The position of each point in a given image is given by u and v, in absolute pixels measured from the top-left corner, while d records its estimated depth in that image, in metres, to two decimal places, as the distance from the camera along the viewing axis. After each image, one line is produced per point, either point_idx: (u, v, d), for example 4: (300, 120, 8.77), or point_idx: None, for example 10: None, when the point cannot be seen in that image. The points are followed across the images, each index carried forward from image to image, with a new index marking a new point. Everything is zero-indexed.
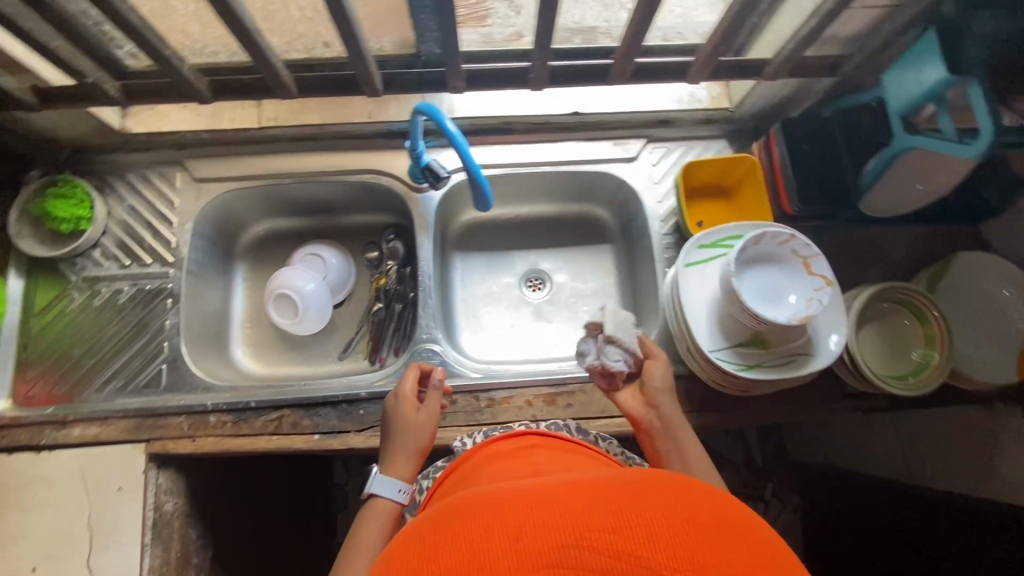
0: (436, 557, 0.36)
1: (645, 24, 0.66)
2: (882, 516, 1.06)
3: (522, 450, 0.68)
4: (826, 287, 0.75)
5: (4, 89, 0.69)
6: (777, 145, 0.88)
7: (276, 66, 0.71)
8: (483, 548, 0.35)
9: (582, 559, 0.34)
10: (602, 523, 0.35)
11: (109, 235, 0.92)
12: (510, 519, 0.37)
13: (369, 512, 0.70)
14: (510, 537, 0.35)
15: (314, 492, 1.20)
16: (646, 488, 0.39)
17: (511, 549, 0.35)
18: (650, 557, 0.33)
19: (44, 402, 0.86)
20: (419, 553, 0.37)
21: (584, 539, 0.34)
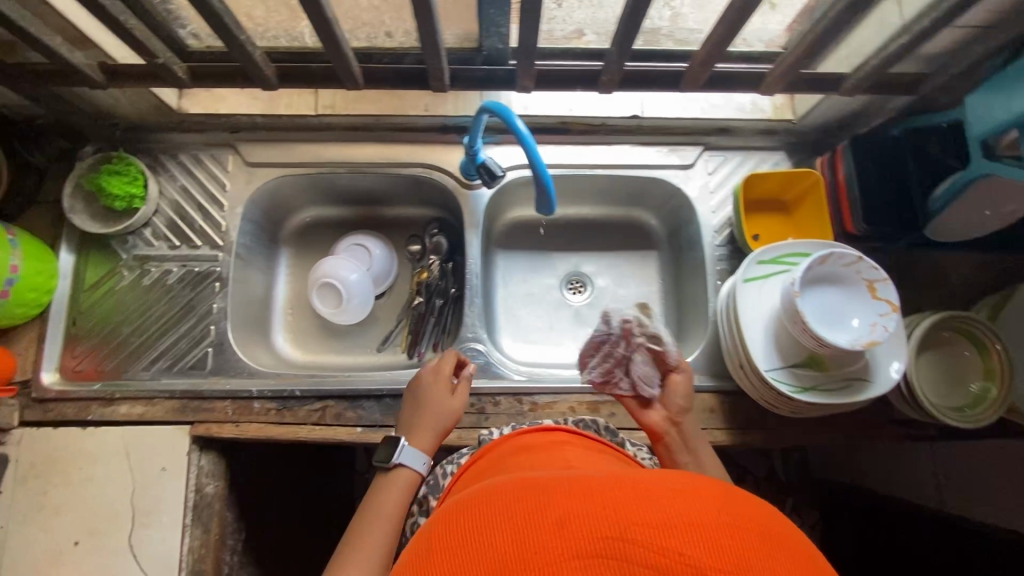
0: (475, 544, 0.35)
1: (732, 33, 0.64)
2: (915, 543, 1.05)
3: (555, 444, 0.67)
4: (891, 313, 0.73)
5: (74, 66, 0.68)
6: (842, 163, 0.87)
7: (347, 56, 0.70)
8: (523, 536, 0.34)
9: (625, 553, 0.32)
10: (646, 517, 0.33)
11: (160, 215, 0.92)
12: (558, 506, 0.35)
13: (390, 478, 0.71)
14: (556, 525, 0.34)
15: (341, 480, 1.20)
16: (691, 487, 0.36)
17: (552, 538, 0.33)
18: (696, 558, 0.31)
19: (91, 377, 0.86)
20: (462, 534, 0.36)
21: (628, 533, 0.32)
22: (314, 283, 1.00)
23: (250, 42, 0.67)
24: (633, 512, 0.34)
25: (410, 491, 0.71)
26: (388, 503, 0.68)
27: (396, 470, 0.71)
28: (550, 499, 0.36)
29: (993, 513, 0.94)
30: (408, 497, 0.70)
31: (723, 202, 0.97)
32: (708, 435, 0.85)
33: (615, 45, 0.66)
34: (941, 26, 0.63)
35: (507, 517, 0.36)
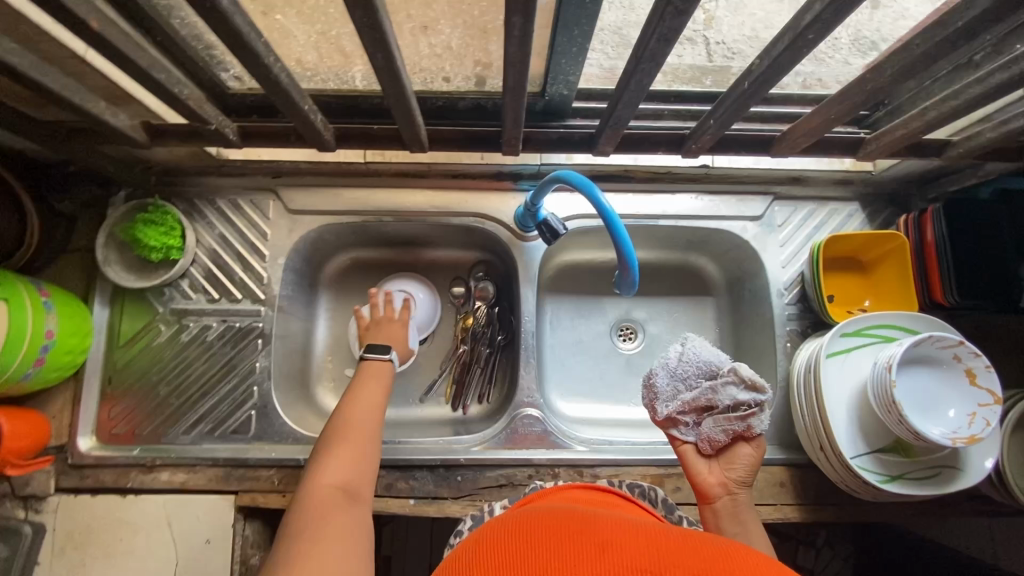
0: (527, 542, 0.41)
1: (847, 112, 0.58)
2: None
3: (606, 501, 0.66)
4: (994, 405, 0.68)
5: (117, 130, 0.62)
6: (933, 225, 0.80)
7: (416, 122, 0.63)
8: (572, 549, 0.40)
9: None
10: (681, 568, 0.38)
11: (198, 265, 0.87)
12: (601, 538, 0.41)
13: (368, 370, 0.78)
14: (596, 548, 0.40)
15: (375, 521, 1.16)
16: (732, 556, 0.40)
17: (596, 557, 0.39)
18: None
19: (129, 441, 0.82)
20: (508, 538, 0.43)
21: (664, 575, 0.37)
22: (357, 334, 0.95)
23: (314, 107, 0.61)
24: (670, 560, 0.39)
25: (386, 382, 0.79)
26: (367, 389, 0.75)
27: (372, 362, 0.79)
28: (594, 531, 0.42)
29: None
30: (384, 384, 0.77)
31: (795, 256, 0.91)
32: (777, 512, 0.81)
33: (715, 117, 0.60)
34: None
35: (551, 534, 0.42)
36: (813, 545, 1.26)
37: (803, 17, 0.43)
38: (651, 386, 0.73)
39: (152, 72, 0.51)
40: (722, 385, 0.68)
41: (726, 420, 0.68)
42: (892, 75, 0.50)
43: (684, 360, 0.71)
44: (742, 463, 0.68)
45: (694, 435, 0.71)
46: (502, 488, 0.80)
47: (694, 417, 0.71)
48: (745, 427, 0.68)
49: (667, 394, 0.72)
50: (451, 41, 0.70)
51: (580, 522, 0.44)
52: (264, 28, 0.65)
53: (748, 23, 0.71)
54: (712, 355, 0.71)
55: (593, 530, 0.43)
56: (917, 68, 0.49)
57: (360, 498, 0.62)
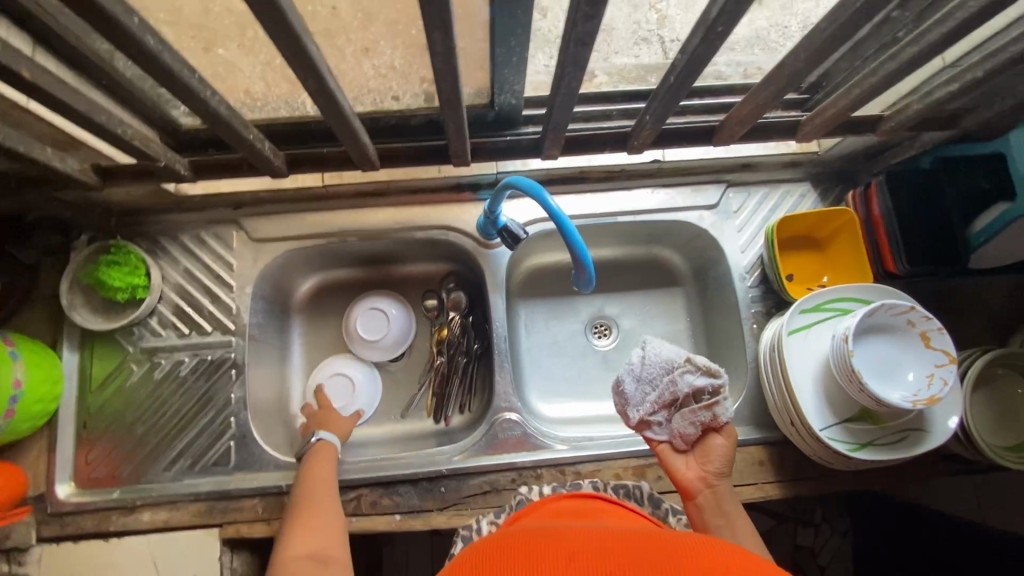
0: (498, 562, 0.43)
1: (774, 97, 0.60)
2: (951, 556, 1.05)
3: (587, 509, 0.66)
4: (949, 363, 0.70)
5: (68, 174, 0.63)
6: (878, 198, 0.83)
7: (363, 142, 0.65)
8: (540, 564, 0.42)
9: None
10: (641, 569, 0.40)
11: (165, 301, 0.87)
12: (572, 549, 0.44)
13: (317, 452, 0.80)
14: (561, 557, 0.42)
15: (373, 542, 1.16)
16: (690, 550, 0.42)
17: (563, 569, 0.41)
18: None
19: (109, 484, 0.81)
20: (480, 560, 0.44)
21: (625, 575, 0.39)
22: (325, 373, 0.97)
23: (260, 136, 0.62)
24: (634, 562, 0.41)
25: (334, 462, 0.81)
26: (319, 471, 0.77)
27: (319, 446, 0.81)
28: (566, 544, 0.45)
29: None
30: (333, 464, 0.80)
31: (752, 240, 0.93)
32: (758, 490, 0.82)
33: (651, 113, 0.63)
34: (999, 74, 0.59)
35: (520, 553, 0.44)
36: (812, 523, 1.27)
37: (709, 11, 0.45)
38: (622, 392, 0.75)
39: (92, 115, 0.52)
40: (684, 378, 0.70)
41: (694, 413, 0.70)
42: (808, 58, 0.52)
43: (646, 361, 0.73)
44: (716, 454, 0.70)
45: (667, 433, 0.73)
46: (486, 494, 0.81)
47: (665, 414, 0.72)
48: (712, 416, 0.69)
49: (636, 398, 0.73)
50: (394, 60, 0.72)
51: (556, 539, 0.46)
52: (206, 63, 0.65)
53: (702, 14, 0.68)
54: (671, 352, 0.72)
55: (566, 543, 0.45)
56: (829, 49, 0.51)
57: (333, 561, 0.64)
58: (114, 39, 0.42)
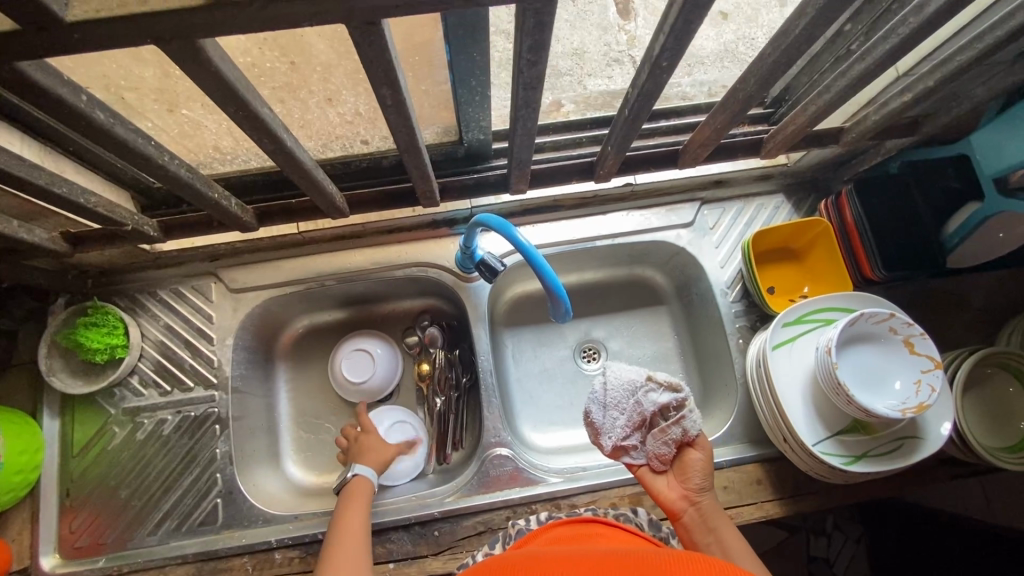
0: None
1: (730, 121, 0.61)
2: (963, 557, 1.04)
3: (582, 534, 0.65)
4: (935, 369, 0.69)
5: (37, 243, 0.63)
6: (850, 206, 0.83)
7: (329, 190, 0.65)
8: None
9: None
10: None
11: (146, 360, 0.86)
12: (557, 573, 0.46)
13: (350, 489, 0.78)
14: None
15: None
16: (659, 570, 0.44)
17: None
18: None
19: (94, 553, 0.79)
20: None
21: None
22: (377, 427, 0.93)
23: (225, 193, 0.62)
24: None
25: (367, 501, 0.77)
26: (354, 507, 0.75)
27: (354, 482, 0.79)
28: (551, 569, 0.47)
29: None
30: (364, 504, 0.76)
31: (730, 255, 0.93)
32: (758, 510, 0.81)
33: (611, 145, 0.64)
34: (950, 82, 0.60)
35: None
36: (824, 532, 1.23)
37: (653, 48, 0.46)
38: (591, 420, 0.73)
39: (53, 187, 0.53)
40: (649, 398, 0.69)
41: (666, 434, 0.71)
42: (757, 83, 0.53)
43: (609, 386, 0.72)
44: (693, 470, 0.71)
45: (644, 455, 0.73)
46: (482, 535, 0.79)
47: (640, 437, 0.72)
48: (683, 431, 0.71)
49: (606, 425, 0.72)
50: (360, 108, 0.73)
51: (540, 564, 0.49)
52: (172, 124, 0.66)
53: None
54: (630, 372, 0.72)
55: (550, 567, 0.48)
56: (776, 73, 0.51)
57: None
58: (62, 117, 0.42)
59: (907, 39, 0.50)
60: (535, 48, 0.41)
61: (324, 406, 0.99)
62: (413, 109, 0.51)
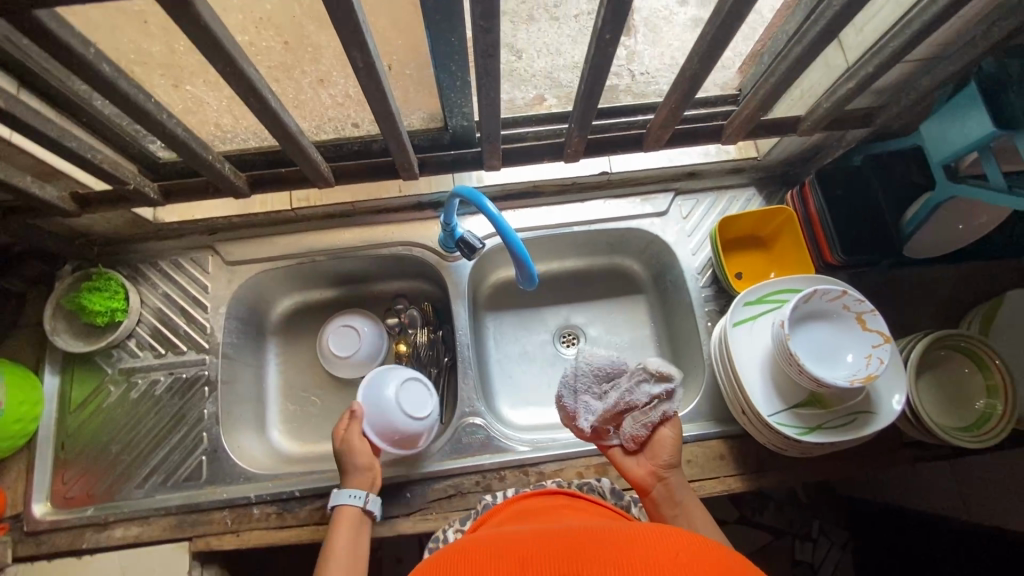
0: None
1: (683, 102, 0.66)
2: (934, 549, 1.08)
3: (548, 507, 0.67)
4: (884, 343, 0.72)
5: (46, 200, 0.69)
6: (812, 196, 0.87)
7: (314, 158, 0.71)
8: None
9: None
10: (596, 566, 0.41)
11: (144, 324, 0.92)
12: (526, 554, 0.45)
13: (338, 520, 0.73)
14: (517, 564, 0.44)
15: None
16: (641, 543, 0.43)
17: None
18: None
19: (83, 503, 0.83)
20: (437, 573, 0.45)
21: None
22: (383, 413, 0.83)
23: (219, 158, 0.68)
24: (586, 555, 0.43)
25: (356, 529, 0.73)
26: (343, 537, 0.71)
27: (338, 514, 0.74)
28: (519, 549, 0.46)
29: None
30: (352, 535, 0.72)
31: (702, 243, 0.97)
32: (720, 484, 0.83)
33: (575, 123, 0.69)
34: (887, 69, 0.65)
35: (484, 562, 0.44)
36: (809, 537, 1.27)
37: (597, 22, 0.51)
38: (563, 406, 0.76)
39: (63, 141, 0.59)
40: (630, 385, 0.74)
41: (642, 416, 0.73)
42: (699, 60, 0.58)
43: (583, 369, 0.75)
44: (663, 448, 0.73)
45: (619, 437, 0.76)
46: (451, 498, 0.82)
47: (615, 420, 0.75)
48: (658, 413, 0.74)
49: (579, 409, 0.75)
50: (350, 90, 0.78)
51: (516, 543, 0.47)
52: (176, 98, 0.73)
53: (666, 53, 0.81)
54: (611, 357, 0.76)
55: (528, 546, 0.46)
56: (715, 49, 0.57)
57: None
58: (72, 69, 0.48)
59: (833, 22, 0.55)
60: (486, 15, 0.47)
61: (311, 380, 1.04)
62: (385, 75, 0.57)
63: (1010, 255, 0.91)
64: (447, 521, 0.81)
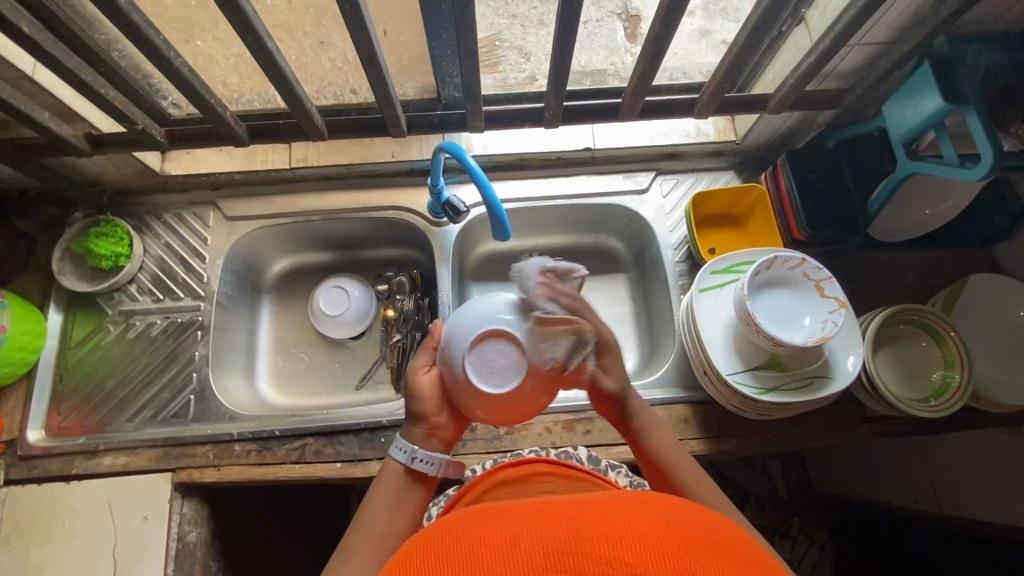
0: (445, 552, 0.39)
1: (651, 67, 0.71)
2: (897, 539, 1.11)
3: (528, 474, 0.67)
4: (839, 309, 0.76)
5: (61, 136, 0.75)
6: (783, 176, 0.91)
7: (305, 104, 0.76)
8: (487, 551, 0.38)
9: (577, 565, 0.35)
10: (593, 535, 0.37)
11: (145, 271, 0.97)
12: (512, 530, 0.39)
13: (384, 474, 0.67)
14: (508, 544, 0.38)
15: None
16: (633, 507, 0.40)
17: (510, 555, 0.37)
18: (636, 564, 0.35)
19: (75, 433, 0.88)
20: (416, 561, 0.39)
21: (579, 548, 0.36)
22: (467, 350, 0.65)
23: (223, 105, 0.75)
24: (579, 528, 0.38)
25: (402, 489, 0.66)
26: (382, 492, 0.65)
27: (387, 467, 0.68)
28: (503, 525, 0.40)
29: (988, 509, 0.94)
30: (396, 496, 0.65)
31: (679, 221, 1.01)
32: (682, 446, 0.86)
33: (553, 86, 0.75)
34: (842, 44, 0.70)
35: (467, 533, 0.40)
36: (788, 535, 1.34)
37: None
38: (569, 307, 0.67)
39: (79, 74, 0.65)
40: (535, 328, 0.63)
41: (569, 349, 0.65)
42: (661, 23, 0.63)
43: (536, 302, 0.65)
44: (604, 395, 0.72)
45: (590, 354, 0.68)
46: None
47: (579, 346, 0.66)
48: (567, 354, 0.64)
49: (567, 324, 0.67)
50: (348, 54, 0.84)
51: (496, 512, 0.44)
52: (188, 52, 0.79)
53: None
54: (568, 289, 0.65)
55: (511, 514, 0.43)
56: (675, 12, 0.62)
57: None
58: None
59: None
60: None
61: (301, 337, 1.08)
62: (370, 20, 0.63)
63: (978, 242, 0.95)
64: None
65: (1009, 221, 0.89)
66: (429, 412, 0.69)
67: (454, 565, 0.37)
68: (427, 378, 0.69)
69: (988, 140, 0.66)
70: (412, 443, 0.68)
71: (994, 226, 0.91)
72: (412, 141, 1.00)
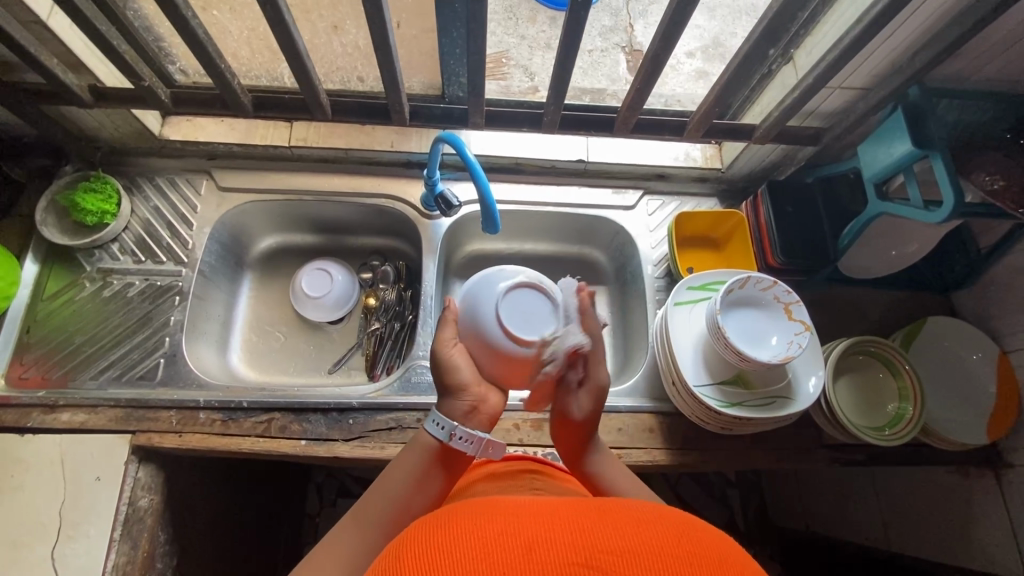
0: (459, 553, 0.38)
1: (647, 86, 0.76)
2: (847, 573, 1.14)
3: (512, 471, 0.65)
4: (805, 332, 0.80)
5: (66, 84, 0.76)
6: (762, 205, 0.95)
7: (316, 86, 0.79)
8: (502, 553, 0.38)
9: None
10: (611, 547, 0.38)
11: (130, 231, 0.97)
12: (527, 532, 0.40)
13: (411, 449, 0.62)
14: (522, 549, 0.38)
15: (297, 492, 1.25)
16: (643, 521, 0.42)
17: (527, 559, 0.37)
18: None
19: (36, 385, 0.86)
20: (425, 552, 0.39)
21: (596, 558, 0.37)
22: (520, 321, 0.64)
23: (231, 73, 0.77)
24: (594, 539, 0.39)
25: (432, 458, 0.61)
26: (401, 470, 0.60)
27: (419, 436, 0.62)
28: (516, 525, 0.41)
29: (932, 547, 0.96)
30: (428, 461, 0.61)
31: (661, 239, 1.05)
32: (647, 454, 0.88)
33: (554, 96, 0.79)
34: (824, 82, 0.75)
35: (480, 531, 0.40)
36: None
37: None
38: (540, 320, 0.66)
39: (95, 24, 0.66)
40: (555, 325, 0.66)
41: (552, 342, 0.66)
42: (660, 41, 0.67)
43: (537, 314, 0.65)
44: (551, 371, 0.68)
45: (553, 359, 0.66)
46: (390, 431, 0.86)
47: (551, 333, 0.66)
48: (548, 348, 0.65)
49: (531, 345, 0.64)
50: (360, 42, 0.87)
51: (503, 508, 0.44)
52: (203, 20, 0.81)
53: None
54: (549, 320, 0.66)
55: (518, 512, 0.43)
56: (674, 32, 0.66)
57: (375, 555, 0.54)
58: None
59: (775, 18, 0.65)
60: None
61: (279, 317, 1.08)
62: (386, 2, 0.65)
63: (938, 288, 1.00)
64: (384, 451, 0.84)
65: (968, 270, 0.95)
66: (469, 383, 0.63)
67: (465, 560, 0.37)
68: (457, 352, 0.65)
69: (952, 187, 0.70)
70: (452, 419, 0.62)
71: (954, 273, 0.96)
72: (412, 133, 1.02)
